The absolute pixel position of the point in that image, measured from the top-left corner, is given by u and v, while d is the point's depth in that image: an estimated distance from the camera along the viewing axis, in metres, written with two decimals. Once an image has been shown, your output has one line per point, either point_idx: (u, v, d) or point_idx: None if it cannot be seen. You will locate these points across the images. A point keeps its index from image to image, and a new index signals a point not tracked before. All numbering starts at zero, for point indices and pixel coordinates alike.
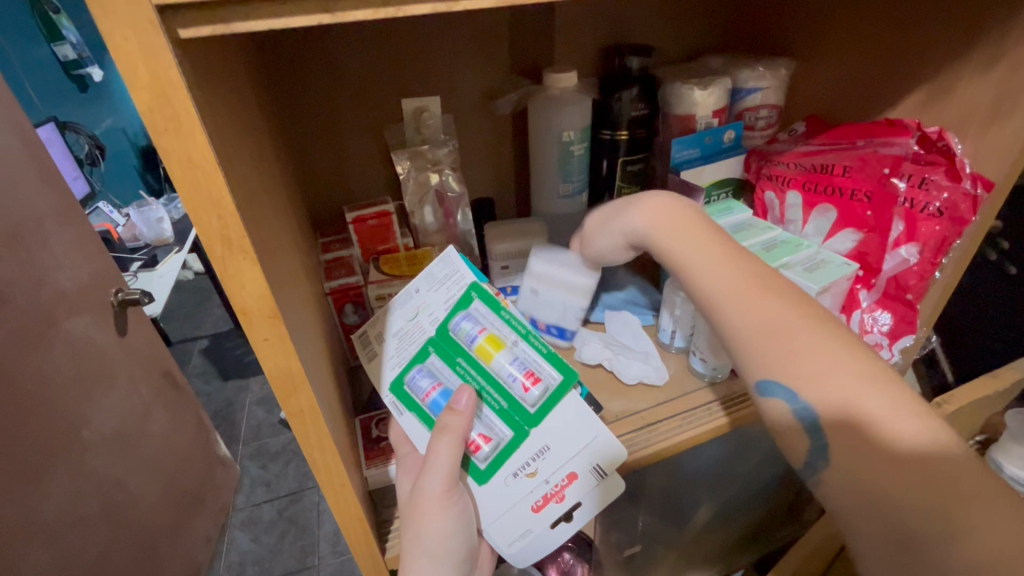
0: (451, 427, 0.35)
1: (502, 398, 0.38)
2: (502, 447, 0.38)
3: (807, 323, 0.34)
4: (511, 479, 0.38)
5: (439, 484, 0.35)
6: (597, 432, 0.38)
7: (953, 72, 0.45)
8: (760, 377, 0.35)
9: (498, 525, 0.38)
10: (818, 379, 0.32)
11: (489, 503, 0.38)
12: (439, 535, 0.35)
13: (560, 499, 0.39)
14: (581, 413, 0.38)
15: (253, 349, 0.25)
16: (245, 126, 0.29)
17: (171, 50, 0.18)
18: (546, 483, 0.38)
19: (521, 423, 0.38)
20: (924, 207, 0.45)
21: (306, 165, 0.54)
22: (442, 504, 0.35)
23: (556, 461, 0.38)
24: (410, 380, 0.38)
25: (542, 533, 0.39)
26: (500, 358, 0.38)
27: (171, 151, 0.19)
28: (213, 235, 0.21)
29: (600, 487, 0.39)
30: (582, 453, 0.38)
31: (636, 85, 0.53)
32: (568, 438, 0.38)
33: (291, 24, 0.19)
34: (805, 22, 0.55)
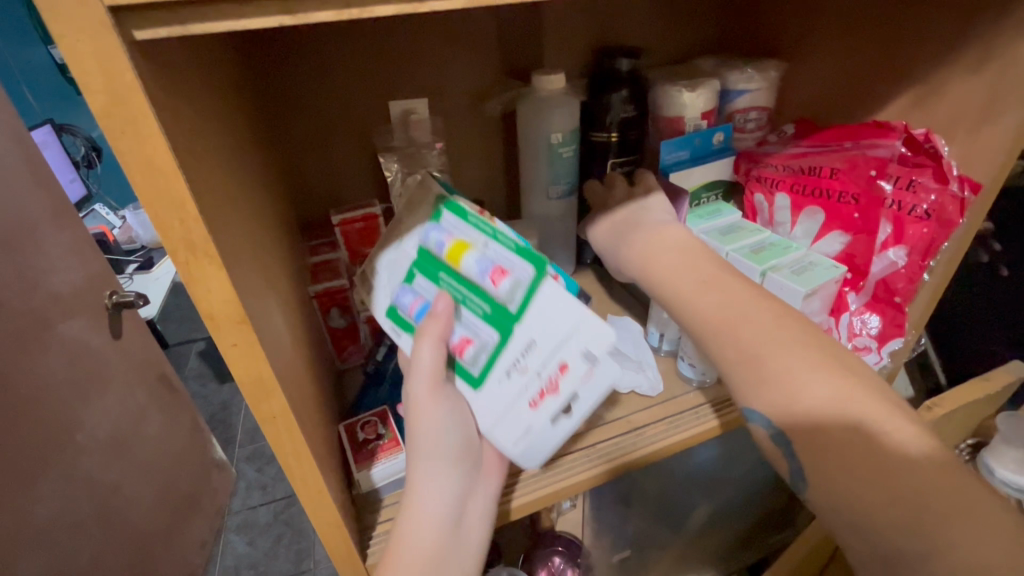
0: (431, 331, 0.35)
1: (482, 302, 0.35)
2: (489, 351, 0.36)
3: (781, 345, 0.35)
4: (504, 378, 0.36)
5: (424, 387, 0.35)
6: (580, 317, 0.35)
7: (942, 73, 0.45)
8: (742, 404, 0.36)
9: (499, 427, 0.37)
10: (787, 407, 0.33)
11: (487, 404, 0.37)
12: (434, 436, 0.36)
13: (557, 392, 0.36)
14: (559, 298, 0.35)
15: (223, 354, 0.25)
16: (220, 129, 0.28)
17: (124, 51, 0.17)
18: (538, 377, 0.36)
19: (504, 324, 0.35)
20: (912, 209, 0.44)
21: (293, 169, 0.54)
22: (432, 408, 0.35)
23: (544, 353, 0.35)
24: (395, 301, 0.37)
25: (545, 428, 0.37)
26: (467, 258, 0.34)
27: (129, 153, 0.19)
28: (176, 240, 0.21)
29: (594, 372, 0.36)
30: (572, 342, 0.35)
31: (625, 88, 0.53)
32: (552, 328, 0.35)
33: (252, 26, 0.19)
34: (796, 23, 0.55)
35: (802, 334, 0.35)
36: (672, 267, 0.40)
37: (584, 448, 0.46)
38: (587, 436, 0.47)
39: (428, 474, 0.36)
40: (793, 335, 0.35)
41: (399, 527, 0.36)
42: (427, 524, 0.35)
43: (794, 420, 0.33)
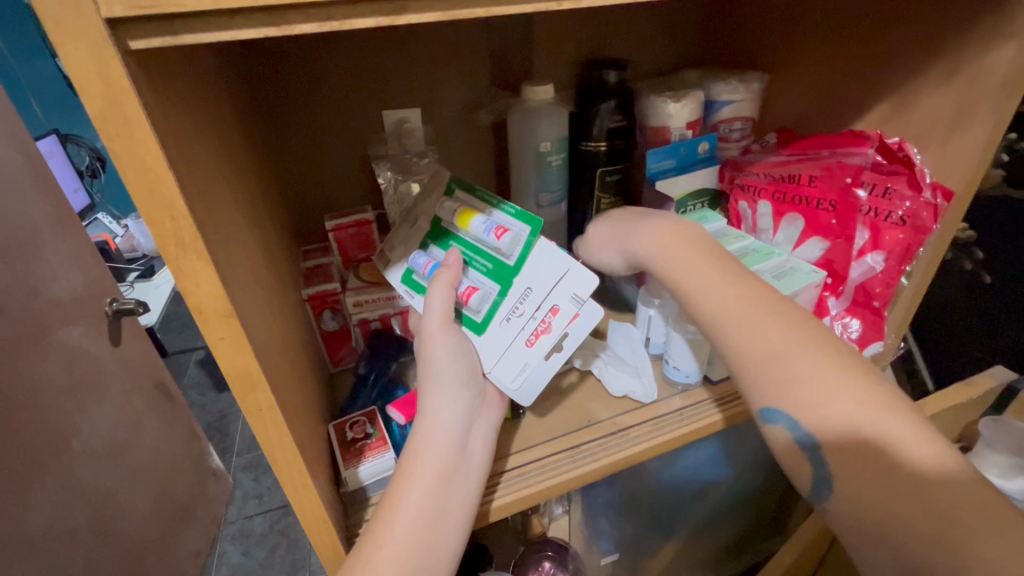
0: (443, 275, 0.40)
1: (486, 259, 0.42)
2: (492, 299, 0.41)
3: (803, 343, 0.36)
4: (504, 322, 0.41)
5: (438, 319, 0.39)
6: (569, 264, 0.40)
7: (915, 85, 0.46)
8: (762, 404, 0.36)
9: (500, 366, 0.40)
10: (819, 404, 0.34)
11: (488, 347, 0.41)
12: (442, 362, 0.38)
13: (549, 331, 0.40)
14: (550, 248, 0.40)
15: (210, 348, 0.26)
16: (215, 135, 0.30)
17: (119, 58, 0.19)
18: (534, 318, 0.40)
19: (505, 277, 0.41)
20: (888, 215, 0.46)
21: (289, 176, 0.56)
22: (442, 337, 0.38)
23: (538, 297, 0.40)
24: (412, 263, 0.43)
25: (539, 366, 0.40)
26: (474, 220, 0.41)
27: (122, 153, 0.20)
28: (167, 237, 0.22)
29: (582, 314, 0.40)
30: (562, 285, 0.40)
31: (612, 99, 0.54)
32: (545, 275, 0.40)
33: (239, 37, 0.20)
34: (777, 37, 0.57)
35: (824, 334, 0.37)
36: (686, 258, 0.41)
37: (569, 449, 0.46)
38: (572, 437, 0.47)
39: (438, 398, 0.38)
40: (817, 336, 0.36)
41: (410, 448, 0.37)
42: (435, 444, 0.37)
43: (824, 421, 0.34)
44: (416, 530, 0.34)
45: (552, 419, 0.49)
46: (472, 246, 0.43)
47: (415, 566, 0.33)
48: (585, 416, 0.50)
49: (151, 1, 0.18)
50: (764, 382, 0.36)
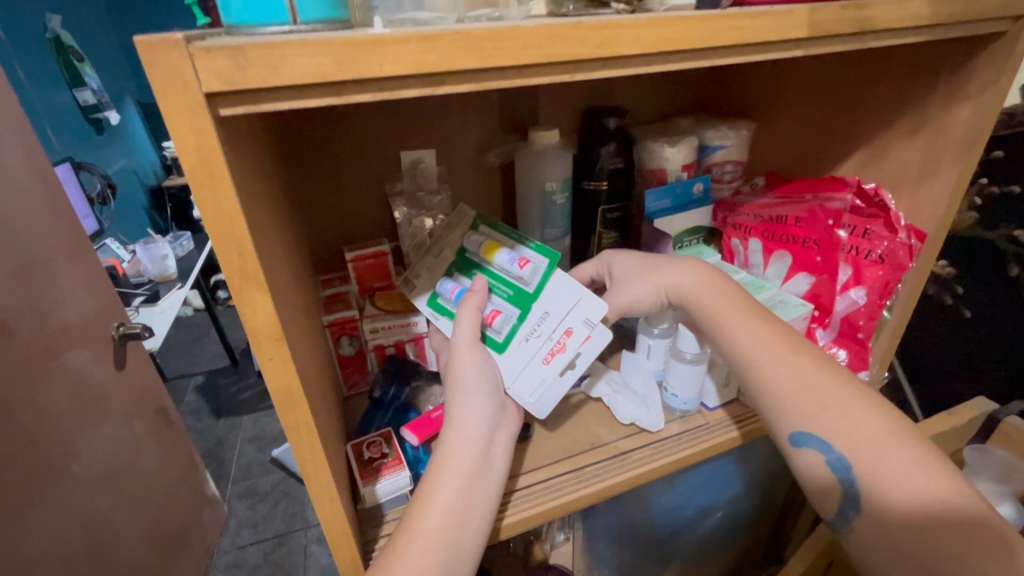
0: (472, 300, 0.44)
1: (507, 287, 0.46)
2: (512, 322, 0.45)
3: (831, 375, 0.42)
4: (524, 341, 0.45)
5: (467, 336, 0.42)
6: (581, 293, 0.45)
7: (886, 137, 0.51)
8: (792, 429, 0.41)
9: (519, 381, 0.44)
10: (849, 427, 0.39)
11: (509, 364, 0.45)
12: (471, 375, 0.42)
13: (563, 351, 0.44)
14: (567, 279, 0.45)
15: (260, 367, 0.29)
16: (265, 178, 0.34)
17: (212, 124, 0.22)
18: (550, 338, 0.45)
19: (524, 302, 0.46)
20: (868, 253, 0.50)
21: (312, 209, 0.59)
22: (471, 352, 0.42)
23: (555, 320, 0.45)
24: (439, 289, 0.47)
25: (555, 382, 0.44)
26: (499, 253, 0.46)
27: (205, 200, 0.24)
28: (234, 269, 0.26)
29: (593, 336, 0.45)
30: (575, 310, 0.45)
31: (613, 142, 0.59)
32: (561, 301, 0.45)
33: (306, 105, 0.24)
34: (761, 89, 0.62)
35: (830, 370, 0.42)
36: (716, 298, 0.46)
37: (575, 470, 0.49)
38: (576, 458, 0.50)
39: (466, 406, 0.41)
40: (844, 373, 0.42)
41: (440, 451, 0.39)
42: (464, 447, 0.39)
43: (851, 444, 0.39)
44: (448, 526, 0.36)
45: (558, 442, 0.52)
46: (494, 275, 0.47)
47: (445, 559, 0.35)
48: (589, 439, 0.52)
49: (241, 79, 0.22)
50: (799, 411, 0.41)
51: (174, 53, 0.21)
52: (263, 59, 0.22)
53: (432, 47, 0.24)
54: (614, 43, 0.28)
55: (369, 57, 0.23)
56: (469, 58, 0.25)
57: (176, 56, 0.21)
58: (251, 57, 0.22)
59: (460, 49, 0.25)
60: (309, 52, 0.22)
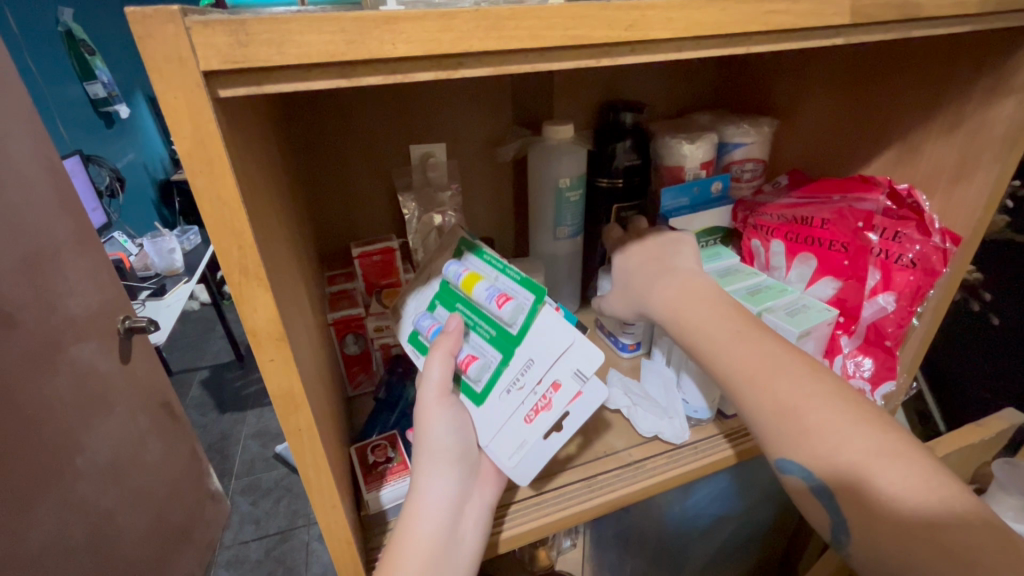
0: (442, 345, 0.39)
1: (491, 326, 0.41)
2: (492, 369, 0.41)
3: (812, 398, 0.37)
4: (504, 395, 0.40)
5: (434, 391, 0.39)
6: (574, 339, 0.39)
7: (920, 134, 0.49)
8: (776, 455, 0.37)
9: (496, 441, 0.40)
10: (830, 451, 0.35)
11: (489, 419, 0.41)
12: (437, 439, 0.38)
13: (550, 408, 0.40)
14: (556, 322, 0.39)
15: (260, 369, 0.27)
16: (269, 168, 0.32)
17: (210, 106, 0.21)
18: (534, 393, 0.40)
19: (507, 346, 0.40)
20: (898, 257, 0.47)
21: (319, 204, 0.58)
22: (438, 411, 0.38)
23: (540, 370, 0.40)
24: (418, 325, 0.43)
25: (537, 445, 0.40)
26: (477, 286, 0.40)
27: (203, 189, 0.22)
28: (232, 265, 0.24)
29: (584, 392, 0.40)
30: (562, 360, 0.39)
31: (629, 138, 0.57)
32: (549, 348, 0.40)
33: (314, 88, 0.22)
34: (785, 85, 0.60)
35: (830, 388, 0.37)
36: (702, 319, 0.42)
37: (586, 479, 0.47)
38: (587, 467, 0.48)
39: (432, 477, 0.38)
40: (846, 389, 0.37)
41: (403, 522, 0.36)
42: (425, 527, 0.36)
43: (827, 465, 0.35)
44: None
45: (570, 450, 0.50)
46: (477, 311, 0.42)
47: None
48: (601, 446, 0.50)
49: (243, 57, 0.20)
50: (782, 439, 0.37)
51: (168, 27, 0.19)
52: (266, 35, 0.20)
53: (448, 26, 0.22)
54: (644, 26, 0.26)
55: (383, 35, 0.22)
56: (489, 39, 0.23)
57: (172, 31, 0.19)
58: (256, 34, 0.20)
59: (479, 28, 0.23)
60: (317, 28, 0.21)
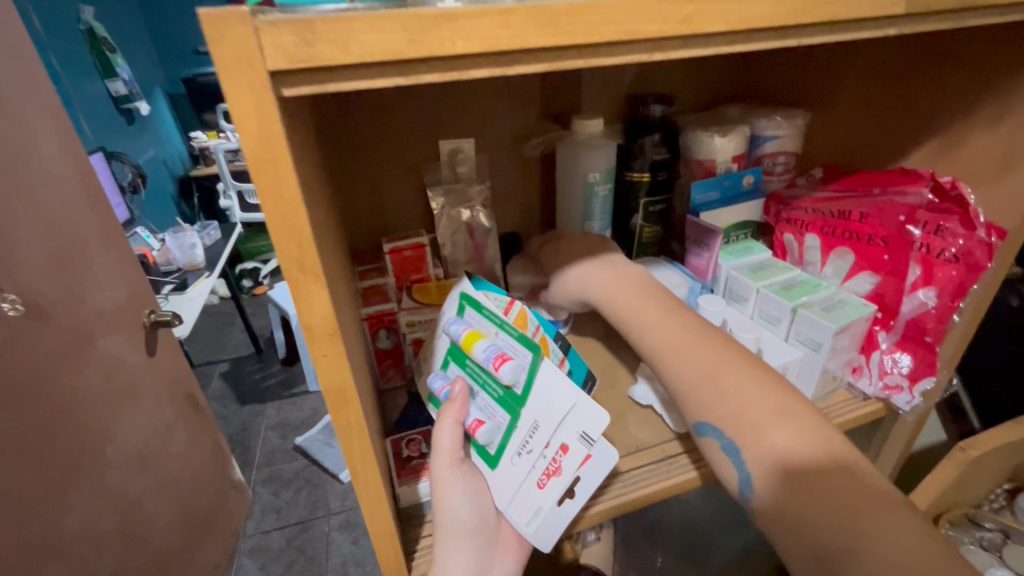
0: (447, 412, 0.38)
1: (496, 385, 0.38)
2: (503, 430, 0.38)
3: (726, 365, 0.39)
4: (515, 458, 0.38)
5: (443, 462, 0.37)
6: (574, 399, 0.35)
7: (963, 126, 0.48)
8: (696, 419, 0.39)
9: (513, 507, 0.38)
10: (745, 418, 0.36)
11: (504, 483, 0.38)
12: (451, 510, 0.38)
13: (560, 474, 0.37)
14: (555, 382, 0.35)
15: (313, 364, 0.27)
16: (313, 166, 0.32)
17: (276, 105, 0.21)
18: (543, 456, 0.37)
19: (513, 406, 0.37)
20: (941, 252, 0.46)
21: (349, 200, 0.58)
22: (449, 485, 0.37)
23: (546, 434, 0.36)
24: (432, 385, 0.42)
25: (553, 511, 0.37)
26: (477, 345, 0.38)
27: (266, 188, 0.22)
28: (290, 260, 0.24)
29: (594, 454, 0.36)
30: (567, 422, 0.35)
31: (657, 132, 0.56)
32: (552, 409, 0.36)
33: (374, 87, 0.22)
34: (818, 76, 0.59)
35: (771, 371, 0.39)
36: (629, 299, 0.46)
37: (616, 477, 0.47)
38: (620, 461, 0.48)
39: (450, 551, 0.37)
40: None
41: None
42: None
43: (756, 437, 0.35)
44: None
45: None
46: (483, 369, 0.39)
47: None
48: (631, 442, 0.50)
49: (308, 56, 0.20)
50: (699, 406, 0.39)
51: (239, 28, 0.19)
52: (331, 34, 0.20)
53: (506, 22, 0.22)
54: (697, 19, 0.26)
55: (442, 32, 0.22)
56: (545, 35, 0.23)
57: (242, 30, 0.19)
58: (322, 32, 0.20)
59: (535, 24, 0.23)
60: (380, 27, 0.21)
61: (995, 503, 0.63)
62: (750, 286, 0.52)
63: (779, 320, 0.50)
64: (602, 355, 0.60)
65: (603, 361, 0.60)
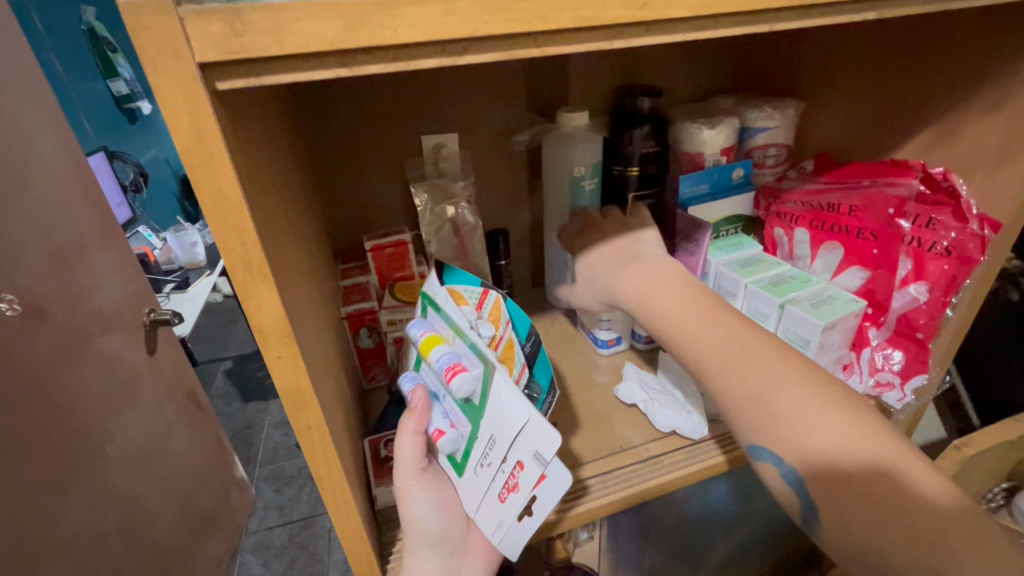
0: (407, 422, 0.37)
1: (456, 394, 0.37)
2: (466, 440, 0.37)
3: (785, 383, 0.36)
4: (478, 469, 0.36)
5: (405, 473, 0.37)
6: (526, 417, 0.32)
7: (958, 114, 0.46)
8: (749, 441, 0.37)
9: (480, 515, 0.38)
10: (796, 439, 0.34)
11: (471, 492, 0.38)
12: (416, 520, 0.37)
13: (517, 490, 0.35)
14: (507, 396, 0.33)
15: (268, 366, 0.27)
16: (275, 163, 0.31)
17: (207, 98, 0.20)
18: (501, 471, 0.35)
19: (473, 416, 0.36)
20: (932, 245, 0.45)
21: (331, 197, 0.57)
22: (411, 496, 0.37)
23: (502, 450, 0.34)
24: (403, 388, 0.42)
25: (513, 526, 0.36)
26: (434, 352, 0.37)
27: (203, 185, 0.21)
28: (236, 261, 0.23)
29: (549, 475, 0.33)
30: (520, 440, 0.33)
31: (646, 124, 0.53)
32: (505, 425, 0.33)
33: (314, 78, 0.21)
34: (812, 65, 0.57)
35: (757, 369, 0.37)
36: (667, 306, 0.42)
37: (601, 474, 0.46)
38: (605, 461, 0.47)
39: (417, 557, 0.38)
40: None
41: None
42: None
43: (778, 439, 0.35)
44: None
45: (584, 442, 0.50)
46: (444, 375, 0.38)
47: None
48: (617, 440, 0.49)
49: (239, 48, 0.19)
50: (753, 426, 0.36)
51: (161, 18, 0.18)
52: (262, 24, 0.19)
53: (452, 10, 0.21)
54: (660, 5, 0.24)
55: (383, 21, 0.21)
56: (496, 23, 0.22)
57: (165, 21, 0.18)
58: (251, 21, 0.19)
59: (484, 11, 0.22)
60: (315, 15, 0.20)
61: (993, 503, 0.62)
62: (738, 281, 0.51)
63: (767, 316, 0.49)
64: (591, 352, 0.60)
65: (592, 360, 0.59)
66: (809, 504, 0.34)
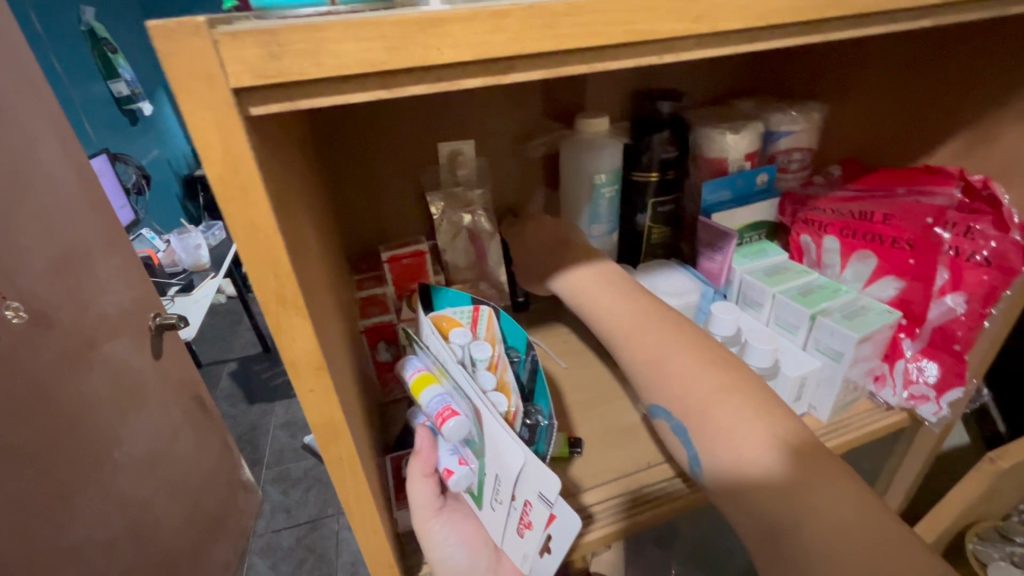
0: (415, 466, 0.38)
1: None
2: (477, 477, 0.36)
3: (674, 346, 0.39)
4: (494, 504, 0.35)
5: (423, 513, 0.37)
6: (523, 460, 0.30)
7: (995, 118, 0.45)
8: (649, 402, 0.40)
9: (507, 543, 0.36)
10: (681, 394, 0.37)
11: (492, 524, 0.37)
12: (444, 559, 0.37)
13: (530, 527, 0.34)
14: (500, 437, 0.31)
15: (298, 399, 0.25)
16: (299, 182, 0.30)
17: (242, 124, 0.19)
18: (514, 508, 0.33)
19: (480, 454, 0.35)
20: (970, 255, 0.43)
21: (345, 207, 0.56)
22: (432, 537, 0.37)
23: (507, 489, 0.33)
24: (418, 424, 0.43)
25: (537, 559, 0.35)
26: (426, 393, 0.37)
27: (235, 216, 0.20)
28: (268, 294, 0.22)
29: (558, 514, 0.33)
30: (523, 480, 0.31)
31: (666, 129, 0.53)
32: (505, 465, 0.32)
33: (353, 101, 0.20)
34: (836, 66, 0.56)
35: None
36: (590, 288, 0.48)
37: (630, 492, 0.45)
38: (633, 478, 0.46)
39: None
40: None
41: None
42: None
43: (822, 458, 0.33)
44: None
45: (610, 457, 0.48)
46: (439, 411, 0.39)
47: None
48: (643, 456, 0.48)
49: (276, 71, 0.18)
50: (649, 386, 0.39)
51: (196, 41, 0.17)
52: (301, 45, 0.18)
53: (499, 27, 0.20)
54: (713, 16, 0.23)
55: (427, 40, 0.19)
56: (542, 39, 0.21)
57: (199, 46, 0.17)
58: (290, 43, 0.18)
59: (531, 28, 0.20)
60: (355, 35, 0.18)
61: None
62: (766, 291, 0.50)
63: (797, 327, 0.48)
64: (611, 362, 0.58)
65: (612, 371, 0.57)
66: (692, 452, 0.36)
